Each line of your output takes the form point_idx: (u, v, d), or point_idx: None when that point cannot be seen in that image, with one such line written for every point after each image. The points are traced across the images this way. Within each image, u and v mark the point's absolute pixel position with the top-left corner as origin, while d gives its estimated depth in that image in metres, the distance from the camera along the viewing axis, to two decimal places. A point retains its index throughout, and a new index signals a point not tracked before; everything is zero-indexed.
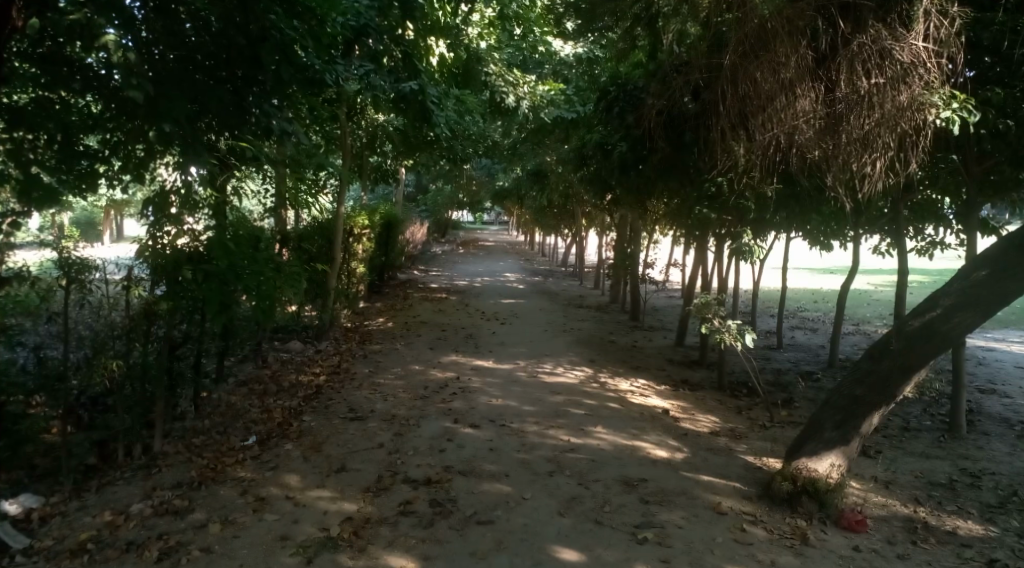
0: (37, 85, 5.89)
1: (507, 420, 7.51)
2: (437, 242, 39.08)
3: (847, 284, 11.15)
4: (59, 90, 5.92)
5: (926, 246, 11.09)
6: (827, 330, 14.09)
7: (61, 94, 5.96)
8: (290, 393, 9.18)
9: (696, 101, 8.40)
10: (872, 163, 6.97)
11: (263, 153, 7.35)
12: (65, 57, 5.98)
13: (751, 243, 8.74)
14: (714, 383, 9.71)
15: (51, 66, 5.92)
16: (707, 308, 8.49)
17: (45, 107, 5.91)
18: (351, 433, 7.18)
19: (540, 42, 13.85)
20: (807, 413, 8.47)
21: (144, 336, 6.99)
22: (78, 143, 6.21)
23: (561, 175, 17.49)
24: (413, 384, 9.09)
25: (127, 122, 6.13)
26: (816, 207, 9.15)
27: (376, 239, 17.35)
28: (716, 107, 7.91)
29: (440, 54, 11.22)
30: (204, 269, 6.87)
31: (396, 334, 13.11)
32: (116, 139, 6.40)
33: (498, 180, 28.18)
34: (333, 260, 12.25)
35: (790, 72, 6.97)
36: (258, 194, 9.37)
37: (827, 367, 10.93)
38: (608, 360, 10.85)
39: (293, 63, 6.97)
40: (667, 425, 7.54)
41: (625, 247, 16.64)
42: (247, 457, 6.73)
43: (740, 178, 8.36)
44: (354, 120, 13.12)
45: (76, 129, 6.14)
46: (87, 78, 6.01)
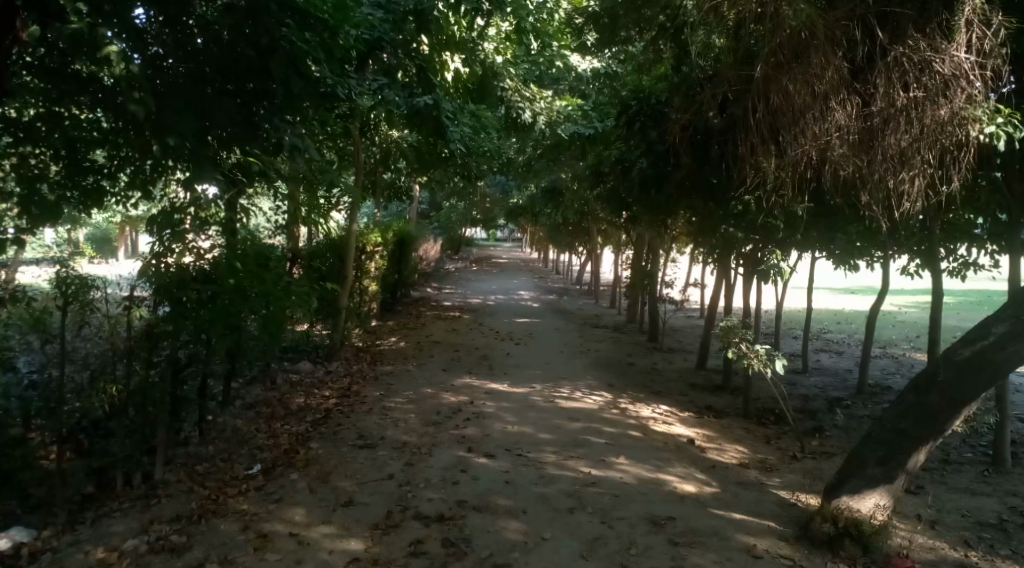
0: (47, 102, 5.67)
1: (524, 449, 7.14)
2: (450, 260, 38.79)
3: (876, 307, 10.71)
4: (68, 106, 5.69)
5: (959, 266, 10.66)
6: (853, 353, 13.65)
7: (71, 109, 5.70)
8: (298, 417, 8.86)
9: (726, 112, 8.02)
10: (910, 180, 6.65)
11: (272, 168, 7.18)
12: (72, 72, 5.60)
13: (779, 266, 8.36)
14: (739, 410, 9.30)
15: (58, 79, 5.57)
16: (732, 333, 8.11)
17: (54, 122, 5.69)
18: (360, 462, 6.82)
19: (558, 57, 13.57)
20: (839, 444, 8.05)
21: (145, 361, 6.66)
22: (86, 158, 6.01)
23: (577, 192, 17.16)
24: (425, 409, 8.73)
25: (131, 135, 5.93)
26: (846, 226, 8.75)
27: (388, 256, 17.07)
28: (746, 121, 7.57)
29: (456, 69, 11.05)
30: (212, 287, 6.70)
31: (408, 354, 12.78)
32: (125, 154, 6.11)
33: (513, 197, 27.93)
34: (343, 279, 11.95)
35: (824, 84, 6.64)
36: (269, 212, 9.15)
37: (856, 394, 10.48)
38: (627, 384, 10.46)
39: (305, 76, 6.69)
40: (694, 456, 7.14)
41: (643, 266, 16.27)
42: (250, 489, 6.39)
43: (770, 196, 8.02)
44: (368, 136, 12.89)
45: (83, 145, 5.87)
46: (91, 91, 5.65)
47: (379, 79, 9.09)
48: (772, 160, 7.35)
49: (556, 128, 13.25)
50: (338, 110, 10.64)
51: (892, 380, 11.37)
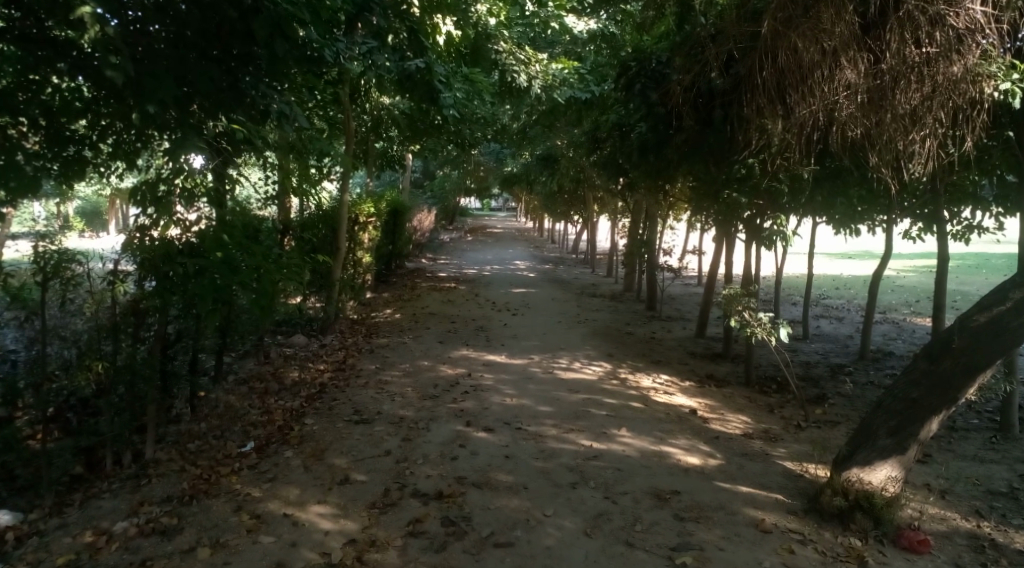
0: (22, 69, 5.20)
1: (523, 422, 6.98)
2: (445, 230, 38.47)
3: (879, 272, 10.52)
4: (45, 73, 5.36)
5: (963, 230, 10.45)
6: (853, 319, 13.51)
7: (49, 78, 5.42)
8: (292, 392, 8.67)
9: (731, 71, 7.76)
10: (920, 141, 6.48)
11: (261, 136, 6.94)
12: (49, 37, 5.35)
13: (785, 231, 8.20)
14: (741, 378, 9.15)
15: (32, 45, 5.27)
16: (735, 301, 7.94)
17: (28, 89, 5.32)
18: (356, 438, 6.65)
19: (552, 18, 13.20)
20: (844, 412, 7.92)
21: (132, 336, 6.52)
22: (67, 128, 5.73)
23: (572, 159, 16.86)
24: (422, 382, 8.56)
25: (108, 103, 5.69)
26: (850, 187, 8.53)
27: (382, 227, 16.82)
28: (753, 80, 7.31)
29: (448, 32, 10.73)
30: (201, 263, 6.24)
31: (403, 326, 12.60)
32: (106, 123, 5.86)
33: (507, 165, 27.60)
34: (336, 251, 11.69)
35: (834, 40, 6.36)
36: (259, 183, 8.93)
37: (858, 360, 10.35)
38: (626, 353, 10.31)
39: (291, 38, 6.39)
40: (697, 427, 6.99)
41: (639, 233, 16.07)
42: (243, 467, 6.22)
43: (774, 159, 7.84)
44: (358, 103, 12.58)
45: (62, 113, 5.56)
46: (70, 57, 5.38)
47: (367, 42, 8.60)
48: (778, 121, 7.18)
49: (552, 92, 12.83)
50: (327, 75, 10.31)
51: (894, 346, 11.23)
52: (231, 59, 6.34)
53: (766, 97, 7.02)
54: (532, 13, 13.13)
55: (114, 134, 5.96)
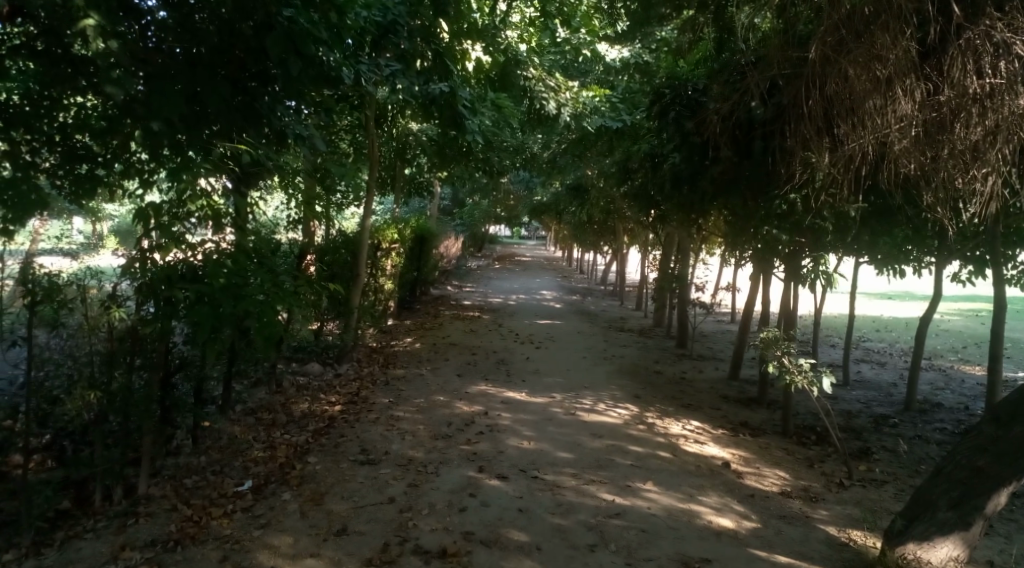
0: (41, 84, 5.09)
1: (541, 470, 6.47)
2: (473, 257, 38.15)
3: (928, 317, 9.85)
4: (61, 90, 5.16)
5: (1018, 275, 9.76)
6: (896, 365, 12.79)
7: (63, 95, 5.16)
8: (300, 425, 8.22)
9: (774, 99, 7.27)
10: (982, 179, 5.97)
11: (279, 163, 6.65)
12: (67, 54, 5.15)
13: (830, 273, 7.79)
14: (777, 428, 8.56)
15: (50, 60, 5.11)
16: (773, 345, 7.38)
17: (39, 106, 5.10)
18: (360, 482, 6.19)
19: (583, 46, 12.75)
20: (890, 470, 7.29)
21: (126, 366, 6.15)
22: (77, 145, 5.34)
23: (602, 189, 16.43)
24: (436, 419, 8.10)
25: (126, 123, 5.35)
26: (899, 224, 7.97)
27: (406, 253, 16.51)
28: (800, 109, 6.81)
29: (477, 58, 10.35)
30: (203, 289, 5.82)
31: (423, 357, 12.18)
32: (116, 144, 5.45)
33: (537, 194, 27.26)
34: (355, 278, 11.31)
35: (888, 68, 5.89)
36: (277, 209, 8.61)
37: (902, 410, 9.68)
38: (654, 395, 9.75)
39: (308, 57, 6.04)
40: (730, 483, 6.42)
41: (670, 267, 15.54)
42: (236, 510, 5.77)
43: (818, 195, 7.32)
44: (384, 128, 12.34)
45: (71, 129, 5.27)
46: (88, 74, 5.17)
47: (391, 65, 8.44)
48: (825, 154, 6.66)
49: (582, 120, 12.44)
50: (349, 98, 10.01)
51: (942, 397, 10.52)
52: (249, 78, 6.05)
53: (813, 128, 6.51)
54: (564, 40, 12.80)
55: (127, 154, 5.55)
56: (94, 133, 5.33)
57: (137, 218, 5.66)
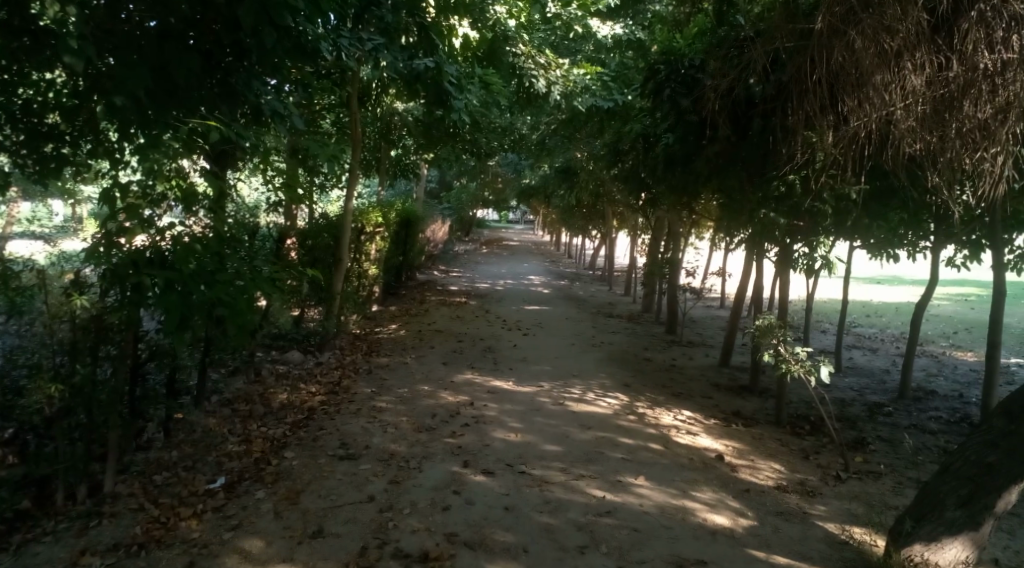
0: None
1: (528, 465, 6.20)
2: (461, 241, 37.74)
3: (924, 304, 9.62)
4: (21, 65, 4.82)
5: (1015, 260, 9.51)
6: (888, 351, 12.60)
7: (24, 72, 4.90)
8: (278, 417, 7.90)
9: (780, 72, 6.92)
10: (991, 158, 5.76)
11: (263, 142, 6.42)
12: (23, 25, 4.71)
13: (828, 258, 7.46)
14: (770, 417, 8.34)
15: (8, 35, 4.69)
16: (769, 333, 7.11)
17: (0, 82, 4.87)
18: (337, 479, 5.90)
19: (575, 21, 12.62)
20: (887, 462, 7.08)
21: (91, 357, 5.71)
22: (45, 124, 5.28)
23: (592, 172, 16.11)
24: (420, 410, 7.81)
25: (93, 100, 5.08)
26: (895, 207, 7.73)
27: (392, 236, 16.17)
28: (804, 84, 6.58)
29: (465, 34, 10.37)
30: (172, 276, 5.40)
31: (407, 344, 11.87)
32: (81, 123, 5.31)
33: (525, 177, 26.88)
34: (337, 263, 10.96)
35: (897, 41, 5.73)
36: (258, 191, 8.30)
37: (897, 398, 9.48)
38: (644, 383, 9.49)
39: (283, 27, 5.66)
40: (724, 478, 6.17)
41: (659, 252, 15.27)
42: (206, 510, 5.48)
43: (818, 176, 7.05)
44: (367, 107, 11.97)
45: (38, 107, 5.21)
46: (44, 50, 4.74)
47: (374, 38, 8.09)
48: (827, 135, 6.50)
49: (573, 100, 12.09)
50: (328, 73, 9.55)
51: (936, 384, 10.32)
52: (224, 53, 5.79)
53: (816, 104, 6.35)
54: (554, 16, 12.45)
55: (96, 131, 5.38)
56: (59, 110, 5.23)
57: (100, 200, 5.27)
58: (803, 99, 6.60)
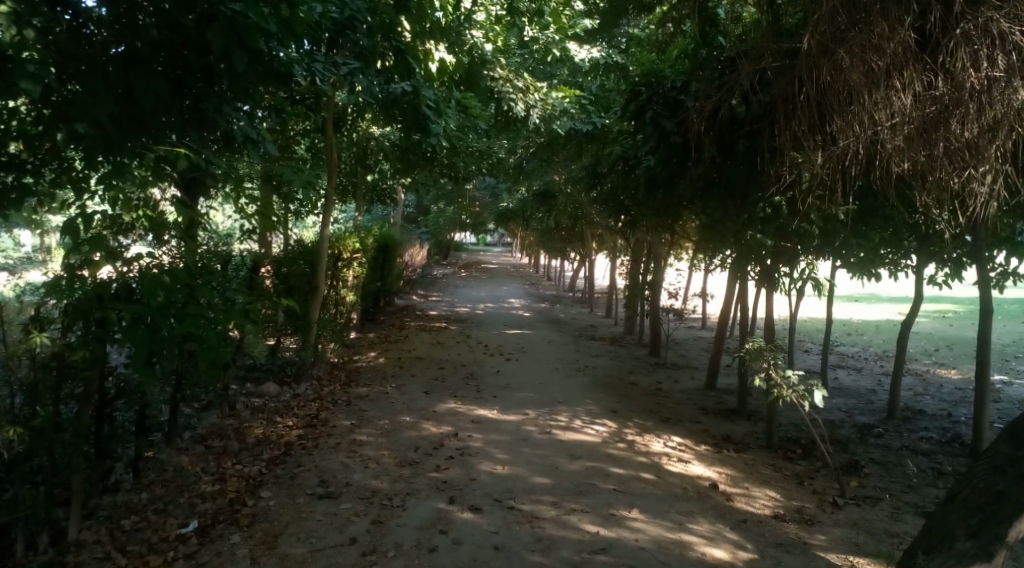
0: None
1: (517, 499, 5.96)
2: (438, 265, 37.43)
3: (909, 323, 9.53)
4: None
5: (997, 277, 9.44)
6: (872, 370, 12.53)
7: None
8: (253, 453, 7.57)
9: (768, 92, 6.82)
10: (979, 178, 5.74)
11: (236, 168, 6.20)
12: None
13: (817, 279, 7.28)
14: (760, 441, 8.18)
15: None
16: (760, 355, 6.94)
17: None
18: (317, 520, 5.62)
19: (553, 44, 12.34)
20: (883, 486, 6.93)
21: (53, 398, 5.49)
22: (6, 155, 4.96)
23: (571, 195, 15.99)
24: (402, 443, 7.55)
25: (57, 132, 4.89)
26: (881, 219, 7.73)
27: (370, 262, 15.91)
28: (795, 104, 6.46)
29: (441, 58, 9.75)
30: (141, 311, 5.07)
31: (387, 372, 11.60)
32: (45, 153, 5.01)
33: (503, 200, 26.79)
34: (314, 291, 10.68)
35: (884, 59, 5.61)
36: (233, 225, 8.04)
37: (885, 418, 9.37)
38: (632, 409, 9.28)
39: (254, 51, 5.47)
40: (719, 508, 5.97)
41: (640, 273, 15.16)
42: (177, 558, 5.18)
43: (805, 196, 6.96)
44: (343, 133, 11.78)
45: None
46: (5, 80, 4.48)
47: (348, 63, 7.94)
48: (817, 155, 6.38)
49: (552, 123, 12.00)
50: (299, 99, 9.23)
51: (923, 403, 10.22)
52: (194, 78, 5.59)
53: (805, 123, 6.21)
54: (531, 39, 12.34)
55: (60, 159, 5.09)
56: (24, 140, 4.95)
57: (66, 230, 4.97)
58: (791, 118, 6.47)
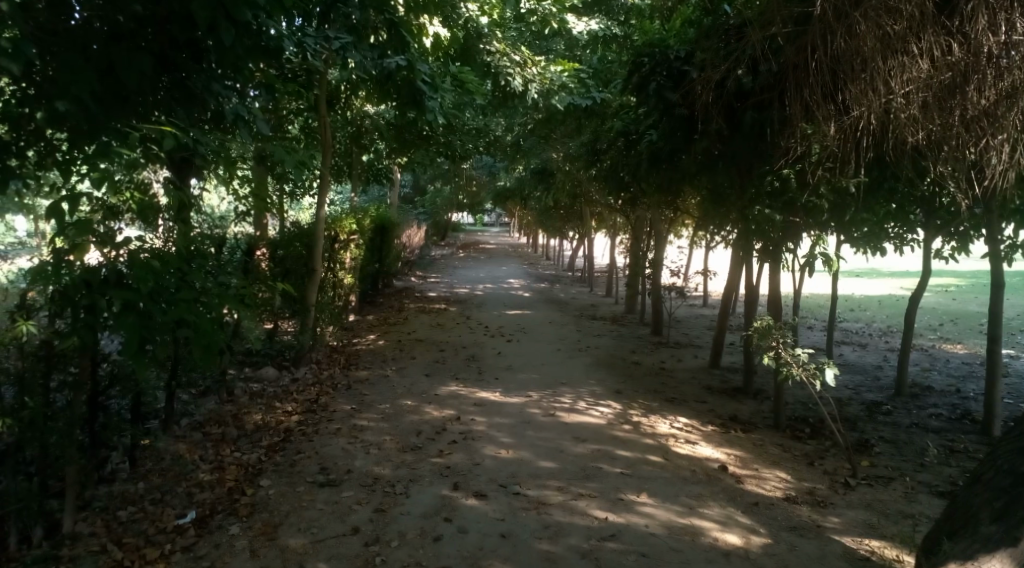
0: None
1: (523, 484, 5.82)
2: (436, 245, 37.22)
3: (916, 298, 9.34)
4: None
5: (1006, 250, 9.17)
6: (878, 346, 12.37)
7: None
8: (253, 440, 7.42)
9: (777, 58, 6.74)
10: (997, 152, 5.58)
11: (229, 145, 6.02)
12: None
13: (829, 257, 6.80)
14: (768, 421, 8.04)
15: None
16: (769, 334, 6.72)
17: None
18: (318, 509, 5.48)
19: (551, 16, 12.09)
20: (895, 465, 6.79)
21: (43, 389, 5.32)
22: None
23: (570, 172, 15.78)
24: (404, 428, 7.40)
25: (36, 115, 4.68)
26: (889, 189, 7.55)
27: (367, 243, 15.71)
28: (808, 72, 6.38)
29: (436, 33, 9.83)
30: (130, 296, 4.89)
31: (387, 355, 11.43)
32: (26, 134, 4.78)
33: (501, 179, 26.51)
34: (311, 273, 10.48)
35: (900, 24, 5.53)
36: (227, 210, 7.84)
37: (894, 396, 9.22)
38: (637, 389, 9.14)
39: (242, 23, 5.29)
40: (730, 490, 5.84)
41: (641, 250, 14.96)
42: (175, 550, 5.04)
43: (815, 169, 6.88)
44: (337, 112, 11.55)
45: None
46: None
47: (340, 38, 7.74)
48: (830, 124, 6.29)
49: (551, 98, 11.62)
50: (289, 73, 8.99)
51: (932, 379, 10.07)
52: (179, 54, 5.42)
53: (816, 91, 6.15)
54: (528, 11, 12.18)
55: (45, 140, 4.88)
56: (11, 124, 4.73)
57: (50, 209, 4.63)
58: (803, 86, 6.39)
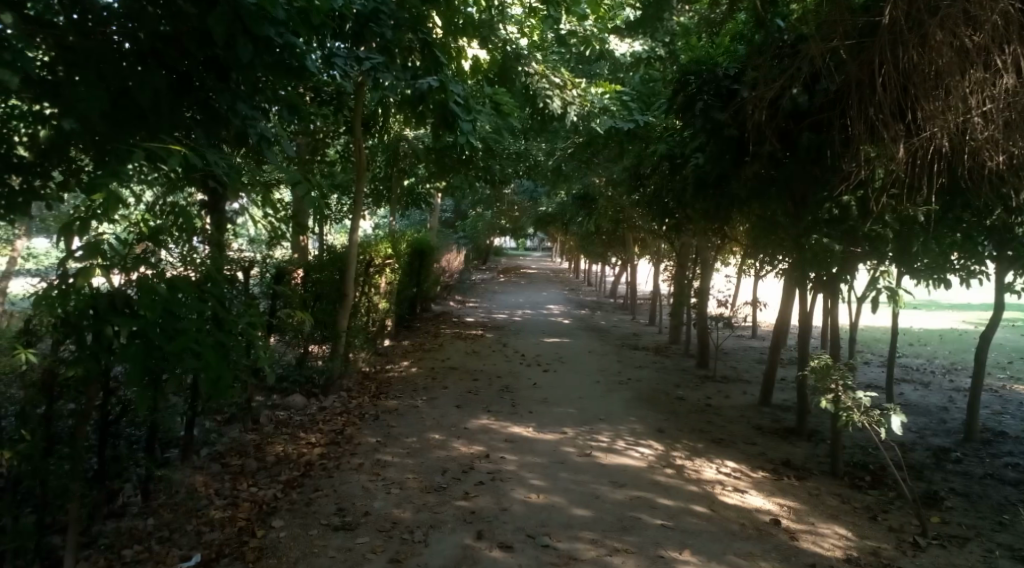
0: None
1: (554, 535, 5.33)
2: (477, 270, 36.87)
3: (988, 335, 8.61)
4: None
5: None
6: (942, 385, 11.56)
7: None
8: (272, 474, 7.05)
9: (838, 73, 6.38)
10: None
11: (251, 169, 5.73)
12: None
13: (896, 290, 6.11)
14: (824, 467, 7.40)
15: None
16: (828, 375, 6.14)
17: None
18: (329, 557, 5.07)
19: (594, 36, 11.81)
20: (968, 522, 6.12)
21: (45, 420, 4.98)
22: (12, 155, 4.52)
23: (613, 198, 15.30)
24: (430, 465, 6.97)
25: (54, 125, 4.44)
26: (957, 215, 7.02)
27: (404, 268, 15.41)
28: (874, 89, 6.14)
29: (473, 55, 9.64)
30: (136, 325, 4.33)
31: (419, 384, 11.04)
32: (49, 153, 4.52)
33: (543, 205, 26.14)
34: (343, 299, 10.16)
35: (980, 35, 5.47)
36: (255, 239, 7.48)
37: (962, 442, 8.48)
38: (680, 428, 8.55)
39: (261, 39, 4.93)
40: (784, 548, 5.26)
41: (686, 278, 14.38)
42: None
43: (878, 197, 6.40)
44: (373, 134, 11.32)
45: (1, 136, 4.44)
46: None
47: (372, 57, 7.42)
48: (898, 143, 6.07)
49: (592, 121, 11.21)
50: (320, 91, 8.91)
51: (1005, 424, 9.27)
52: (199, 73, 5.09)
53: (886, 108, 5.93)
54: (569, 31, 11.84)
55: (68, 159, 4.58)
56: (35, 144, 4.51)
57: (60, 232, 4.09)
58: (867, 104, 6.16)
